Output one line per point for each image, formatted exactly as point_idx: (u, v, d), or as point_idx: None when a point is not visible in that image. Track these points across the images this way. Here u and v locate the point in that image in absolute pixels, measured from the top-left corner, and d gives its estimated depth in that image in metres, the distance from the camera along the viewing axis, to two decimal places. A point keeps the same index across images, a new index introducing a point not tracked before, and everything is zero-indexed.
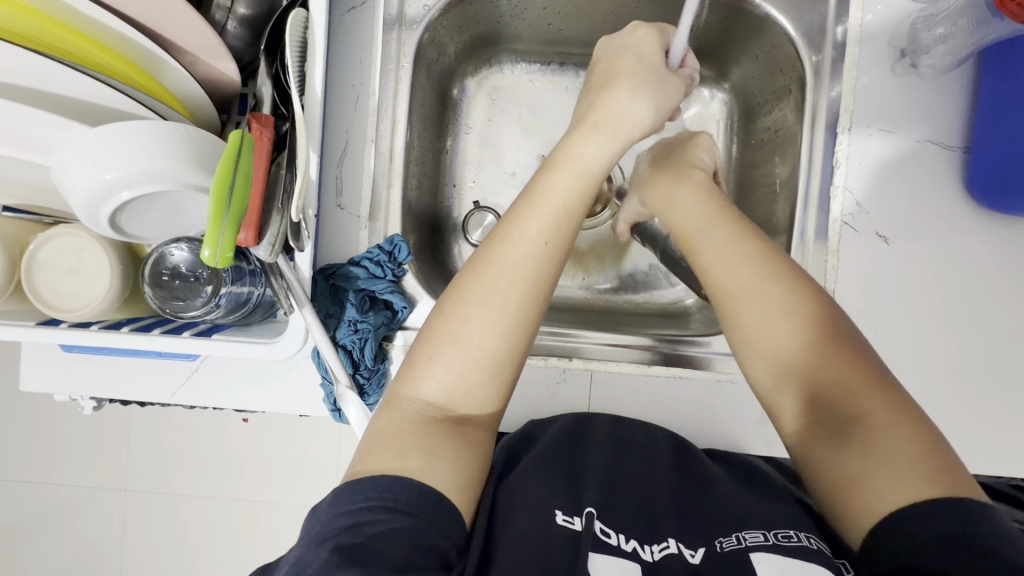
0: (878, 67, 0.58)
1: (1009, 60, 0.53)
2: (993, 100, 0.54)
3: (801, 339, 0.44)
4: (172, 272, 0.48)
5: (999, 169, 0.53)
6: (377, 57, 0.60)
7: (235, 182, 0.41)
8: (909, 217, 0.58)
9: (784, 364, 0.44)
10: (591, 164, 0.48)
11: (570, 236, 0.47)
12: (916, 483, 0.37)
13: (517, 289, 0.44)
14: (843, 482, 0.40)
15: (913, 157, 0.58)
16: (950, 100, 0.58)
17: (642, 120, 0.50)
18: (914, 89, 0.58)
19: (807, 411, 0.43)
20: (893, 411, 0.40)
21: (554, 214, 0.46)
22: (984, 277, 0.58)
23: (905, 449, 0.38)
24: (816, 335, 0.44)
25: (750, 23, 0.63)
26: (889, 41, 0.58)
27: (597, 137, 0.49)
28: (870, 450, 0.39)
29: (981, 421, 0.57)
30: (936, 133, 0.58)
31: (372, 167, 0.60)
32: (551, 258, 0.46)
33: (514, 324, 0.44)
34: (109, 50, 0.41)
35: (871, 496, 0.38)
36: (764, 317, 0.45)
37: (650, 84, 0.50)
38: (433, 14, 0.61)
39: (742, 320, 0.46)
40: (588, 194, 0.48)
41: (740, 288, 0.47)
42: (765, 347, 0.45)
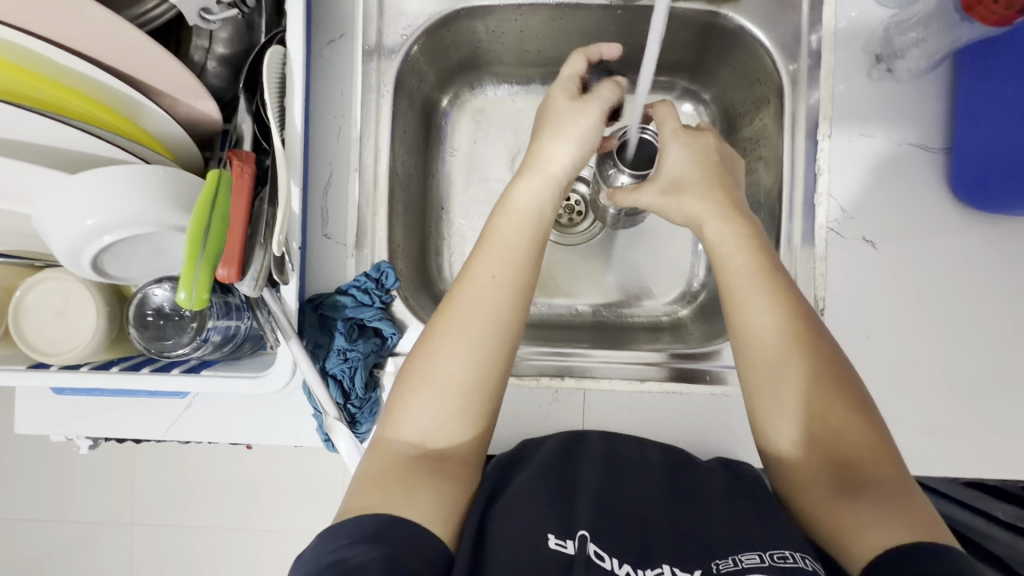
0: (854, 74, 0.59)
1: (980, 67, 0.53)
2: (972, 106, 0.54)
3: (809, 382, 0.46)
4: (156, 312, 0.48)
5: (986, 171, 0.53)
6: (358, 88, 0.61)
7: (211, 225, 0.42)
8: (894, 221, 0.58)
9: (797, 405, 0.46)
10: (527, 206, 0.52)
11: (523, 270, 0.50)
12: (909, 528, 0.39)
13: (479, 332, 0.47)
14: (846, 522, 0.41)
15: (895, 161, 0.58)
16: (928, 104, 0.58)
17: (567, 157, 0.55)
18: (891, 93, 0.58)
19: (807, 447, 0.45)
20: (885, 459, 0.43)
21: (501, 254, 0.50)
22: (977, 278, 0.57)
23: (904, 496, 0.41)
24: (822, 371, 0.46)
25: (725, 35, 0.64)
26: (864, 48, 0.59)
27: (529, 180, 0.54)
28: (874, 499, 0.41)
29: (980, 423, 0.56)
30: (916, 136, 0.58)
31: (356, 196, 0.60)
32: (503, 289, 0.49)
33: (483, 362, 0.46)
34: (86, 98, 0.41)
35: (863, 539, 0.40)
36: (769, 354, 0.48)
37: (561, 129, 0.55)
38: (411, 42, 0.62)
39: (758, 351, 0.48)
40: (534, 239, 0.51)
41: (761, 329, 0.49)
42: (775, 378, 0.47)
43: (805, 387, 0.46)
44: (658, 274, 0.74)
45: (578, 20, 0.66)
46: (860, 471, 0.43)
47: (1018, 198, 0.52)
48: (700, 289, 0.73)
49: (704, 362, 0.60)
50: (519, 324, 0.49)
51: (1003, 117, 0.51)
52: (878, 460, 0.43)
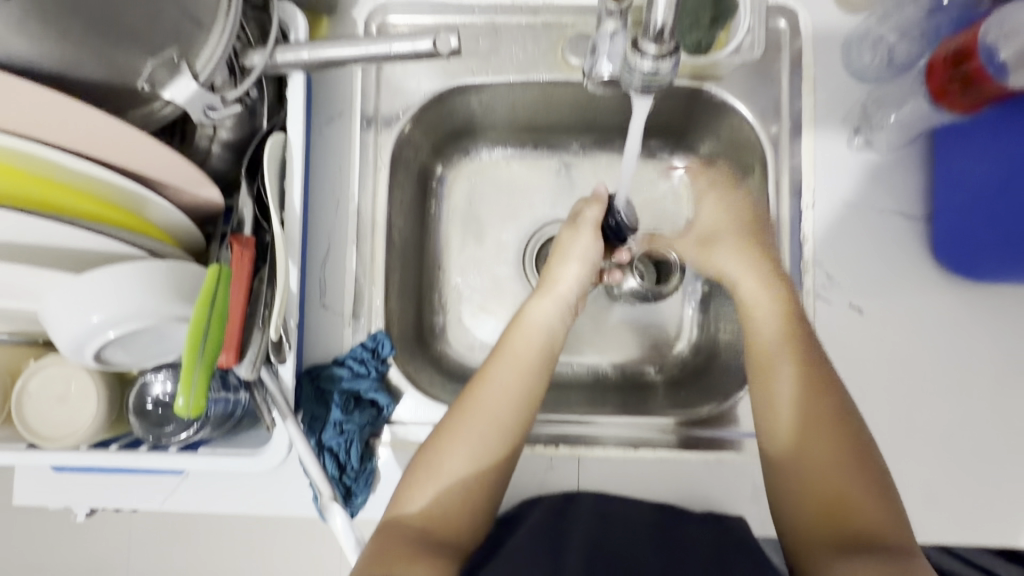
0: (835, 145, 0.60)
1: (955, 137, 0.55)
2: (948, 178, 0.56)
3: (811, 443, 0.51)
4: (155, 400, 0.50)
5: (966, 240, 0.55)
6: (355, 162, 0.63)
7: (214, 308, 0.44)
8: (881, 286, 0.59)
9: (811, 471, 0.50)
10: (539, 319, 0.57)
11: (535, 383, 0.54)
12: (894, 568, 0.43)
13: (484, 435, 0.51)
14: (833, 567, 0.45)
15: (878, 229, 0.59)
16: (907, 174, 0.60)
17: (576, 279, 0.60)
18: (872, 164, 0.60)
19: (812, 505, 0.49)
20: (883, 523, 0.47)
21: (517, 365, 0.54)
22: (964, 341, 0.58)
23: (893, 553, 0.44)
24: (831, 433, 0.51)
25: (709, 106, 0.66)
26: (844, 119, 0.60)
27: (545, 299, 0.58)
28: (874, 554, 0.44)
29: (975, 487, 0.56)
30: (897, 204, 0.59)
31: (353, 267, 0.62)
32: (515, 398, 0.53)
33: (485, 463, 0.51)
34: (94, 197, 0.43)
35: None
36: (795, 416, 0.52)
37: (571, 251, 0.61)
38: (407, 117, 0.65)
39: (780, 409, 0.53)
40: (544, 353, 0.55)
41: (779, 394, 0.53)
42: (787, 445, 0.52)
43: (823, 454, 0.50)
44: (653, 332, 0.75)
45: (567, 93, 0.68)
46: (863, 539, 0.46)
47: (997, 265, 0.53)
48: (694, 348, 0.73)
49: (698, 428, 0.61)
50: (524, 433, 0.52)
51: (981, 186, 0.53)
52: (886, 531, 0.46)
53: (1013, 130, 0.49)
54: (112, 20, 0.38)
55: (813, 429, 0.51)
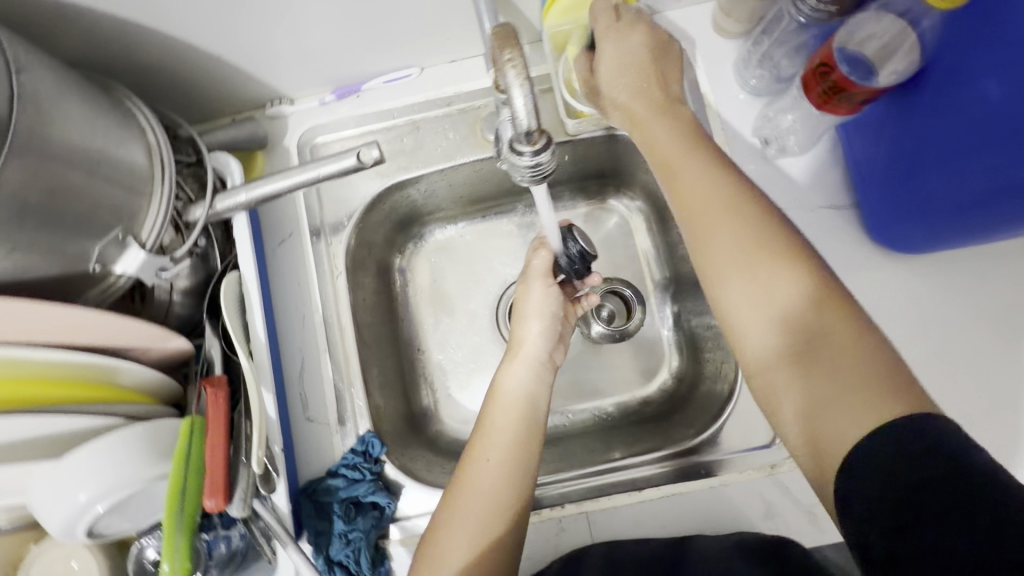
0: (753, 157, 0.63)
1: (860, 137, 0.58)
2: (859, 168, 0.59)
3: (754, 238, 0.45)
4: (153, 561, 0.50)
5: (890, 219, 0.57)
6: (313, 275, 0.66)
7: (190, 457, 0.46)
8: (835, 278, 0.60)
9: (746, 267, 0.44)
10: (516, 386, 0.57)
11: (524, 450, 0.54)
12: (870, 416, 0.36)
13: (481, 517, 0.51)
14: (809, 434, 0.39)
15: (815, 223, 0.61)
16: (825, 168, 0.62)
17: (540, 337, 0.61)
18: (791, 166, 0.63)
19: (776, 357, 0.42)
20: (866, 344, 0.40)
21: (502, 437, 0.54)
22: (926, 311, 0.59)
23: (871, 384, 0.38)
24: (777, 264, 0.43)
25: (629, 146, 0.70)
26: (754, 132, 0.64)
27: (517, 364, 0.59)
28: (846, 392, 0.38)
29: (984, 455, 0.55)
30: (825, 198, 0.62)
31: (330, 374, 0.64)
32: (508, 469, 0.53)
33: (486, 543, 0.50)
34: (64, 381, 0.45)
35: (831, 439, 0.38)
36: (719, 215, 0.46)
37: (532, 309, 0.62)
38: (353, 222, 0.69)
39: (695, 204, 0.47)
40: (528, 418, 0.56)
41: (687, 175, 0.48)
42: (716, 236, 0.46)
43: (751, 245, 0.45)
44: (635, 367, 0.75)
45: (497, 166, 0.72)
46: (817, 339, 0.41)
47: (927, 238, 0.56)
48: (678, 373, 0.74)
49: (695, 456, 0.62)
50: (523, 502, 0.52)
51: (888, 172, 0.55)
52: (851, 346, 0.39)
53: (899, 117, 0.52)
54: (57, 216, 0.42)
55: (738, 217, 0.46)
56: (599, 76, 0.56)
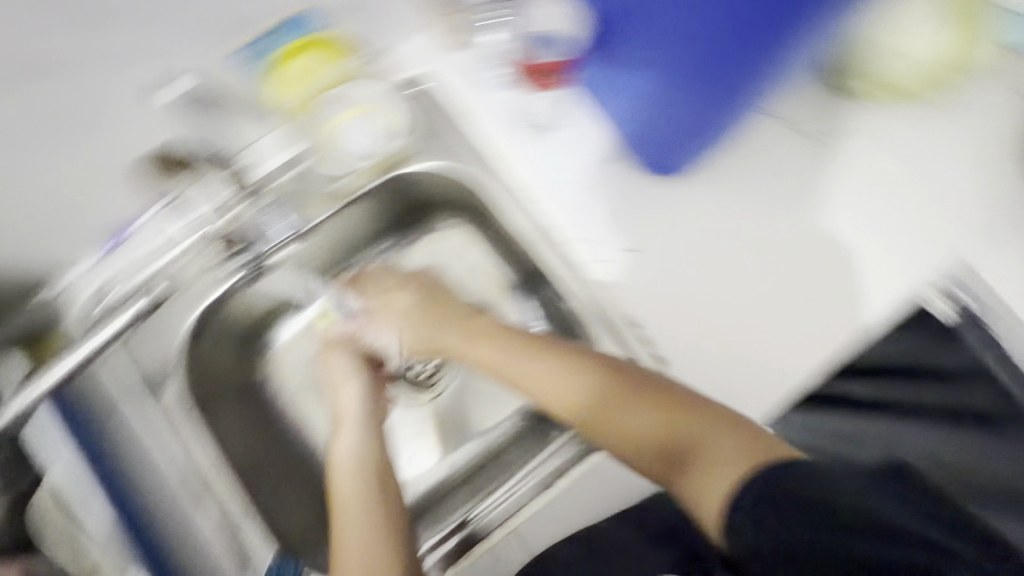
0: (523, 146, 0.67)
1: (592, 77, 0.63)
2: (609, 115, 0.65)
3: (603, 379, 0.56)
4: None
5: (653, 152, 0.62)
6: (155, 434, 0.61)
7: None
8: (636, 221, 0.64)
9: (604, 400, 0.55)
10: (350, 450, 0.61)
11: (377, 500, 0.57)
12: (734, 461, 0.46)
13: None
14: (700, 492, 0.46)
15: (601, 179, 0.66)
16: (588, 127, 0.67)
17: (356, 399, 0.65)
18: (559, 139, 0.67)
19: (653, 450, 0.52)
20: (723, 418, 0.50)
21: (354, 499, 0.57)
22: (717, 218, 0.65)
23: (722, 443, 0.48)
24: (630, 393, 0.54)
25: (417, 179, 0.71)
26: (515, 122, 0.67)
27: (347, 432, 0.62)
28: (707, 457, 0.47)
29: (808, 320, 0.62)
30: (601, 153, 0.66)
31: (213, 524, 0.59)
32: (371, 526, 0.55)
33: None
34: None
35: (709, 490, 0.46)
36: (546, 366, 0.58)
37: (342, 378, 0.67)
38: (178, 361, 0.64)
39: (541, 378, 0.58)
40: (369, 471, 0.59)
41: (517, 356, 0.60)
42: (569, 382, 0.57)
43: (595, 379, 0.56)
44: None
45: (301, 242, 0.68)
46: (678, 432, 0.51)
47: (685, 154, 0.62)
48: None
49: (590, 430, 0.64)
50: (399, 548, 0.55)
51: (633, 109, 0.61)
52: (702, 424, 0.50)
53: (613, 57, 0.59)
54: None
55: (564, 364, 0.58)
56: (367, 301, 0.69)
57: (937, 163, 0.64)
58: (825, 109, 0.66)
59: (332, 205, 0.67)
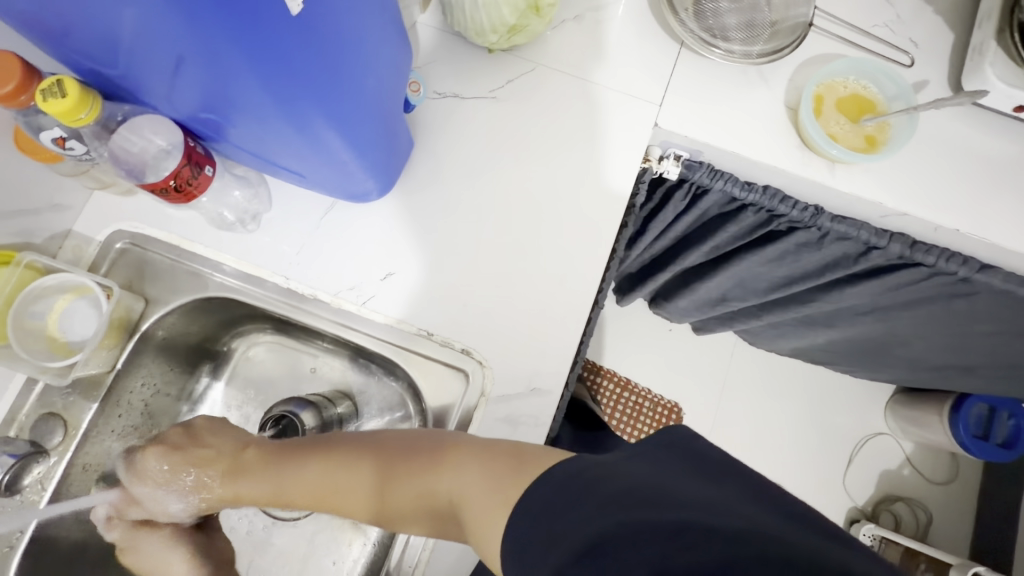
0: (247, 241, 0.67)
1: (241, 156, 0.60)
2: (297, 174, 0.62)
3: (372, 470, 0.56)
4: None
5: (355, 188, 0.63)
6: None
7: None
8: (383, 253, 0.68)
9: (379, 490, 0.56)
10: None
11: None
12: (490, 514, 0.46)
13: None
14: (479, 551, 0.48)
15: (332, 231, 0.68)
16: (294, 193, 0.68)
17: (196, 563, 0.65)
18: (275, 217, 0.68)
19: (434, 515, 0.53)
20: (482, 467, 0.50)
21: None
22: (445, 208, 0.69)
23: (483, 493, 0.48)
24: (401, 473, 0.55)
25: (177, 320, 0.71)
26: (226, 225, 0.67)
27: None
28: (472, 515, 0.48)
29: (556, 253, 0.69)
30: (321, 208, 0.68)
31: None
32: None
33: None
34: None
35: (486, 549, 0.47)
36: (325, 475, 0.58)
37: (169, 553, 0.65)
38: None
39: (325, 489, 0.58)
40: None
41: (297, 479, 0.59)
42: (349, 486, 0.57)
43: (369, 471, 0.57)
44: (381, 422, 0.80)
45: (94, 439, 0.67)
46: (449, 500, 0.51)
47: (380, 176, 0.62)
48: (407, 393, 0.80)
49: None
50: None
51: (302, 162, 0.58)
52: (460, 482, 0.50)
53: (246, 134, 0.54)
54: None
55: (339, 468, 0.58)
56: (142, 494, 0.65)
57: (586, 72, 0.73)
58: (483, 76, 0.72)
59: (102, 390, 0.66)
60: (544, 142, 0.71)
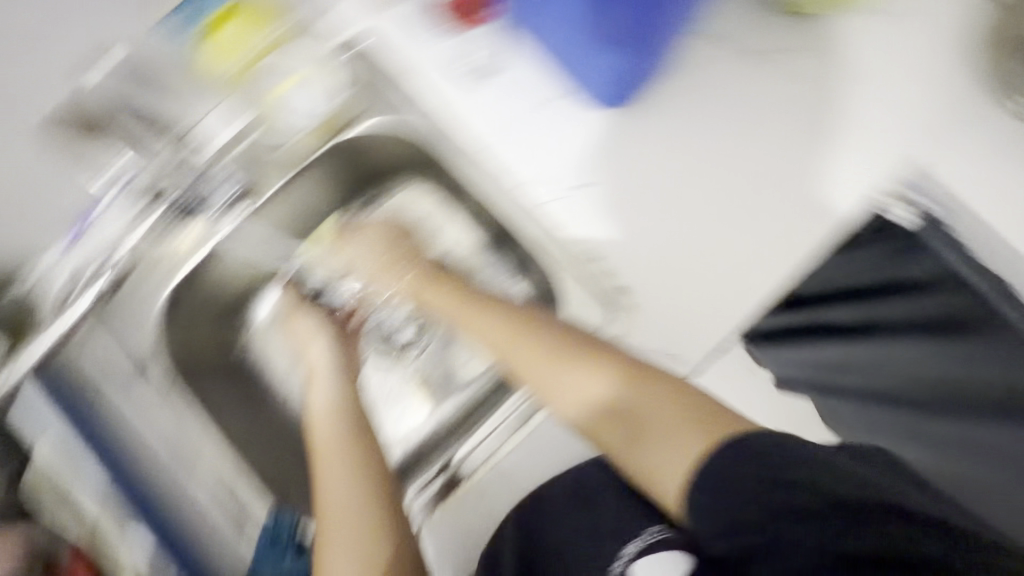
0: (469, 95, 0.65)
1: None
2: (569, 47, 0.61)
3: (561, 347, 0.55)
4: None
5: (616, 78, 0.61)
6: (142, 409, 0.63)
7: None
8: (590, 163, 0.64)
9: (562, 367, 0.54)
10: (323, 403, 0.62)
11: (347, 449, 0.57)
12: (695, 439, 0.46)
13: (351, 524, 0.52)
14: (649, 466, 0.47)
15: (551, 120, 0.65)
16: (530, 69, 0.67)
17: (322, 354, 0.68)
18: (503, 84, 0.66)
19: (612, 416, 0.51)
20: (685, 397, 0.49)
21: (324, 442, 0.58)
22: (669, 147, 0.64)
23: (687, 417, 0.47)
24: (593, 364, 0.53)
25: (368, 143, 0.72)
26: (456, 71, 0.66)
27: (317, 380, 0.65)
28: (662, 430, 0.48)
29: (756, 237, 0.63)
30: (550, 94, 0.66)
31: None
32: (354, 481, 0.55)
33: (370, 550, 0.51)
34: None
35: (670, 467, 0.46)
36: (515, 326, 0.58)
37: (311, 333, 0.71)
38: (156, 344, 0.66)
39: (506, 339, 0.58)
40: (340, 416, 0.60)
41: (479, 317, 0.61)
42: (529, 348, 0.57)
43: (562, 342, 0.56)
44: None
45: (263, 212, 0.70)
46: (637, 412, 0.50)
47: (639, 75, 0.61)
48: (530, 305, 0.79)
49: None
50: (368, 495, 0.54)
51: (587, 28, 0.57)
52: (654, 398, 0.49)
53: None
54: None
55: (529, 329, 0.58)
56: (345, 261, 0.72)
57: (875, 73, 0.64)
58: (764, 34, 0.66)
59: (289, 170, 0.69)
60: (798, 117, 0.64)
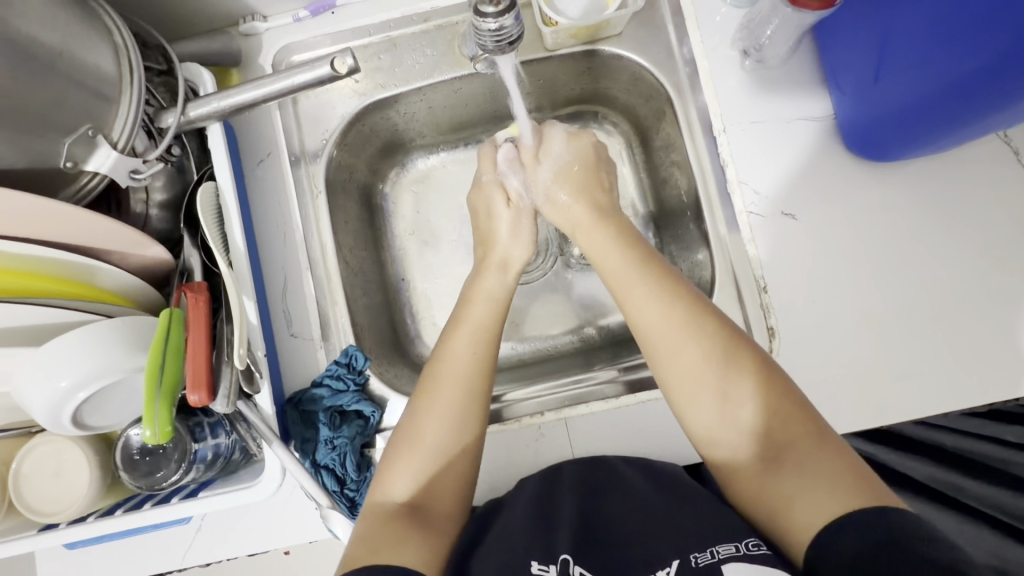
0: (731, 71, 0.63)
1: (867, 9, 0.53)
2: (857, 81, 0.56)
3: (725, 341, 0.50)
4: (141, 450, 0.53)
5: (864, 125, 0.57)
6: (292, 193, 0.65)
7: (164, 366, 0.46)
8: (809, 193, 0.60)
9: (721, 365, 0.50)
10: (497, 290, 0.61)
11: (491, 349, 0.56)
12: (839, 492, 0.41)
13: (456, 402, 0.53)
14: (779, 503, 0.44)
15: (795, 132, 0.61)
16: (802, 76, 0.62)
17: (516, 252, 0.64)
18: (769, 77, 0.63)
19: (751, 441, 0.47)
20: (839, 451, 0.44)
21: (476, 333, 0.56)
22: (899, 217, 0.59)
23: (838, 469, 0.43)
24: (754, 377, 0.49)
25: (606, 64, 0.71)
26: (732, 46, 0.63)
27: (492, 273, 0.62)
28: (801, 468, 0.44)
29: (943, 351, 0.57)
30: (807, 109, 0.62)
31: (313, 293, 0.64)
32: (479, 365, 0.55)
33: (458, 431, 0.52)
34: (53, 278, 0.46)
35: (800, 512, 0.42)
36: (681, 296, 0.53)
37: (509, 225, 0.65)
38: (331, 144, 0.68)
39: (674, 306, 0.53)
40: (498, 310, 0.59)
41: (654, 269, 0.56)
42: (691, 326, 0.51)
43: (730, 339, 0.51)
44: None
45: (474, 83, 0.71)
46: (782, 442, 0.46)
47: (902, 141, 0.55)
48: None
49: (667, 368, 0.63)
50: (486, 398, 0.54)
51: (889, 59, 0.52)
52: (807, 436, 0.45)
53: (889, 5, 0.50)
54: (42, 121, 0.42)
55: (697, 307, 0.53)
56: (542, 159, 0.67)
57: None
58: None
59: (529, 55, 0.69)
60: None
